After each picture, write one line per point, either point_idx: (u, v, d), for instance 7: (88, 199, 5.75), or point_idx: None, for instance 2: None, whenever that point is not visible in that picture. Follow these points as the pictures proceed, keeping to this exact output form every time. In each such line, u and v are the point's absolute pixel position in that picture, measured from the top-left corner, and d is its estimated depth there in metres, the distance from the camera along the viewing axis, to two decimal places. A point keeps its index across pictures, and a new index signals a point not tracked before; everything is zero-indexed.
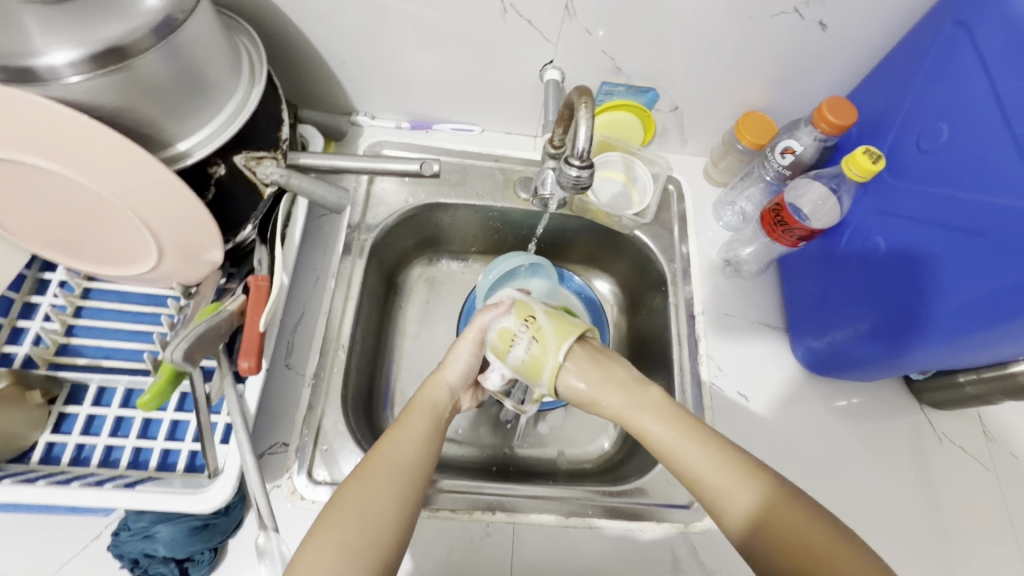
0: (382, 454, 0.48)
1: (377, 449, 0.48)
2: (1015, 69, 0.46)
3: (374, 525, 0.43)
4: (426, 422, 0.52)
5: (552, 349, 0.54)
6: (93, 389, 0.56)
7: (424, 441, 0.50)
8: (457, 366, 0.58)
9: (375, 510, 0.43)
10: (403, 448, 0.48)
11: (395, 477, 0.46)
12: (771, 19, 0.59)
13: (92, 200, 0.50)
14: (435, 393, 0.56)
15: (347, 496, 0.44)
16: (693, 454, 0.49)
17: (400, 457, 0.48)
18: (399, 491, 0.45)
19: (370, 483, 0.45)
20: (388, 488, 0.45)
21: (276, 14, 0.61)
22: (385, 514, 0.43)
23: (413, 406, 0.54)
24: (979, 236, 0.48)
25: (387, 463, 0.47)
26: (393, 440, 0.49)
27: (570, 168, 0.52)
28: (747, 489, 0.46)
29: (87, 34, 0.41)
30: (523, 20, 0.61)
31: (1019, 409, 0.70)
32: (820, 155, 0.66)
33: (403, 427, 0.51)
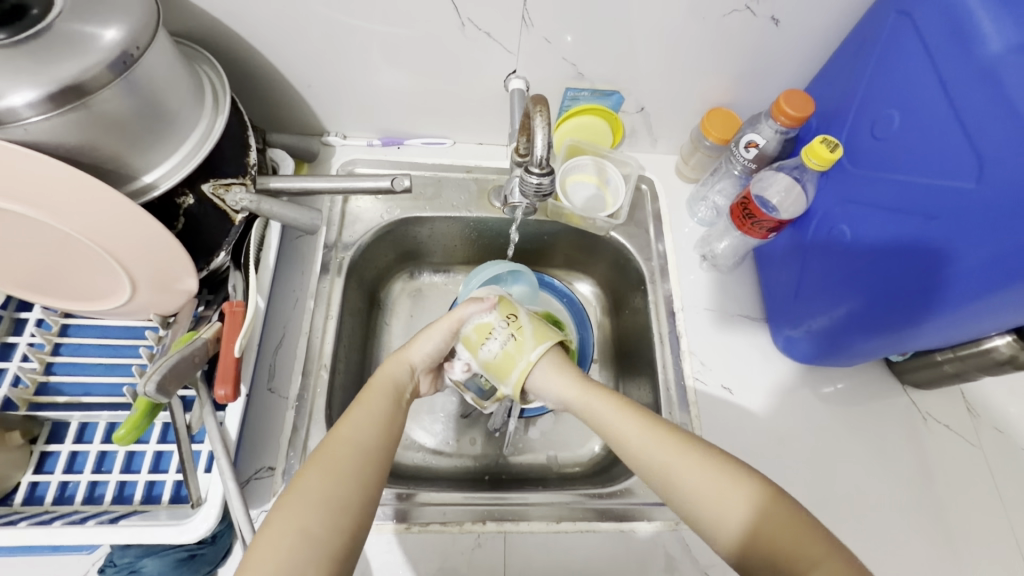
0: (343, 437, 0.48)
1: (336, 430, 0.49)
2: (954, 53, 0.47)
3: (336, 508, 0.43)
4: (386, 401, 0.53)
5: (528, 349, 0.54)
6: (75, 426, 0.56)
7: (383, 421, 0.51)
8: (424, 349, 0.58)
9: (335, 494, 0.44)
10: (364, 430, 0.49)
11: (356, 461, 0.47)
12: (724, 18, 0.60)
13: (61, 238, 0.50)
14: (396, 369, 0.56)
15: (306, 482, 0.44)
16: (653, 449, 0.50)
17: (359, 439, 0.48)
18: (361, 475, 0.46)
19: (331, 467, 0.45)
20: (350, 472, 0.46)
21: (238, 42, 0.62)
22: (346, 499, 0.44)
23: (373, 385, 0.54)
24: (934, 220, 0.48)
25: (347, 446, 0.47)
26: (354, 421, 0.49)
27: (530, 176, 0.55)
28: (732, 495, 0.46)
29: (43, 74, 0.41)
30: (482, 33, 0.62)
31: (1000, 384, 0.71)
32: (783, 147, 0.68)
33: (363, 407, 0.51)
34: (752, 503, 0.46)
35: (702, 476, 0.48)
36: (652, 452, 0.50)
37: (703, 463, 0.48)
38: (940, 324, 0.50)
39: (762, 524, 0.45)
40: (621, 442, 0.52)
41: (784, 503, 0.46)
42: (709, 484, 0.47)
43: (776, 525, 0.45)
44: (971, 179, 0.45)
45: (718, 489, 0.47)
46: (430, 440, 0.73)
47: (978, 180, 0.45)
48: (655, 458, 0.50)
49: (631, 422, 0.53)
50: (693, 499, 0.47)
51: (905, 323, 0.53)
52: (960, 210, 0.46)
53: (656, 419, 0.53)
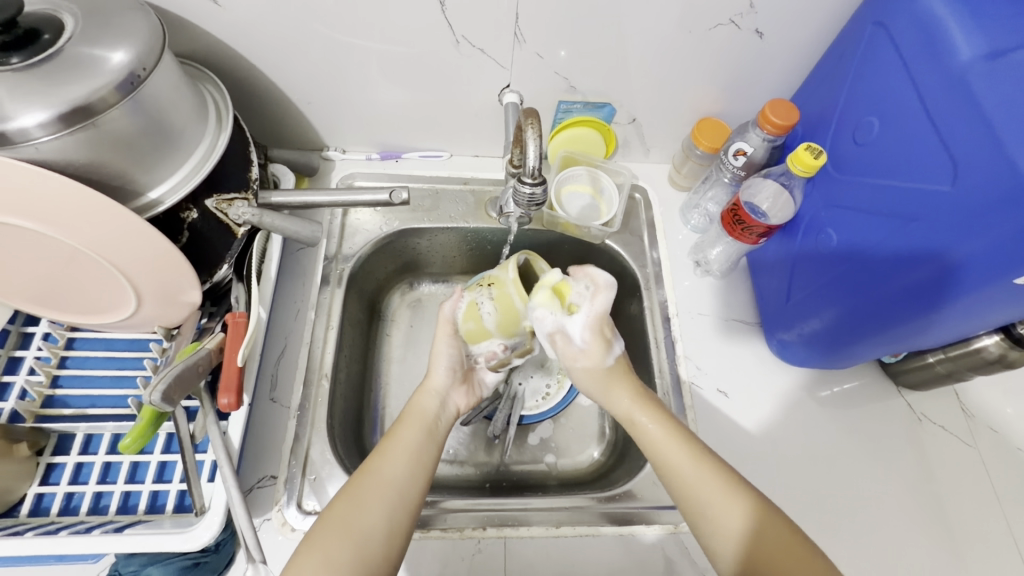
0: (373, 470, 0.50)
1: (370, 462, 0.52)
2: (927, 62, 0.49)
3: (359, 537, 0.46)
4: (419, 433, 0.55)
5: (506, 284, 0.59)
6: (80, 438, 0.57)
7: (415, 454, 0.53)
8: (442, 362, 0.61)
9: (359, 524, 0.46)
10: (396, 464, 0.51)
11: (381, 493, 0.49)
12: (709, 31, 0.62)
13: (69, 253, 0.51)
14: (425, 401, 0.59)
15: (335, 511, 0.47)
16: (667, 440, 0.55)
17: (389, 473, 0.50)
18: (387, 505, 0.48)
19: (359, 497, 0.48)
20: (378, 503, 0.48)
21: (240, 61, 0.64)
22: (370, 528, 0.46)
23: (404, 417, 0.57)
24: (915, 221, 0.49)
25: (377, 479, 0.50)
26: (387, 455, 0.52)
27: (524, 187, 0.57)
28: (720, 495, 0.50)
29: (54, 95, 0.43)
30: (476, 49, 0.64)
31: (994, 384, 0.72)
32: (770, 155, 0.69)
33: (393, 442, 0.53)
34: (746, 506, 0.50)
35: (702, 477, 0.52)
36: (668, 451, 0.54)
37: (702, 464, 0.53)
38: (932, 326, 0.52)
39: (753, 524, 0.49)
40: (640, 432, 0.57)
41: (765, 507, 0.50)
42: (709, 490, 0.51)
43: (767, 529, 0.48)
44: (946, 181, 0.47)
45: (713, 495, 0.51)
46: None
47: (953, 182, 0.46)
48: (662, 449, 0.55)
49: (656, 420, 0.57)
50: (687, 490, 0.52)
51: (896, 328, 0.55)
52: (937, 214, 0.47)
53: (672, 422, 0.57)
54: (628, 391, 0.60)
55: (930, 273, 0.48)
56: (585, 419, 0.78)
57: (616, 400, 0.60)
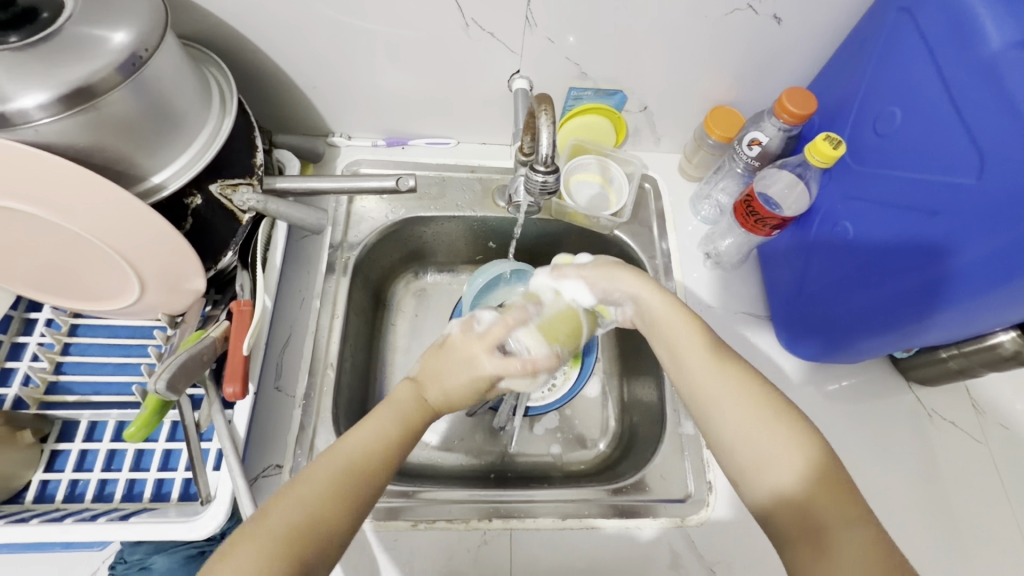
0: (348, 444, 0.46)
1: (345, 437, 0.47)
2: (955, 50, 0.48)
3: (313, 514, 0.42)
4: (401, 414, 0.50)
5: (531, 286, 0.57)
6: (85, 425, 0.57)
7: (388, 438, 0.48)
8: (443, 376, 0.51)
9: (319, 498, 0.42)
10: (367, 438, 0.47)
11: (348, 470, 0.44)
12: (727, 17, 0.60)
13: (71, 238, 0.50)
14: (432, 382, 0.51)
15: (304, 481, 0.43)
16: (708, 370, 0.51)
17: (355, 457, 0.45)
18: (352, 483, 0.44)
19: (326, 469, 0.44)
20: (344, 479, 0.44)
21: (244, 44, 0.62)
22: (326, 505, 0.42)
23: (392, 398, 0.51)
24: (936, 215, 0.48)
25: (347, 455, 0.45)
26: (360, 429, 0.48)
27: (536, 174, 0.56)
28: (751, 426, 0.48)
29: (54, 76, 0.42)
30: (486, 33, 0.62)
31: (1005, 380, 0.71)
32: (786, 145, 0.68)
33: (371, 421, 0.48)
34: (789, 441, 0.47)
35: (747, 420, 0.48)
36: (713, 386, 0.50)
37: (742, 398, 0.49)
38: (942, 321, 0.51)
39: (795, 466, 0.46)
40: (686, 368, 0.52)
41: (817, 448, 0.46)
42: (756, 432, 0.47)
43: (810, 484, 0.44)
44: (971, 175, 0.46)
45: (750, 429, 0.48)
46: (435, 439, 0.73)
47: (979, 176, 0.45)
48: (707, 386, 0.51)
49: (705, 358, 0.52)
50: (721, 424, 0.49)
51: (906, 323, 0.54)
52: (960, 208, 0.46)
53: (729, 361, 0.52)
54: (634, 280, 0.57)
55: (949, 269, 0.48)
56: (591, 411, 0.77)
57: (620, 282, 0.57)
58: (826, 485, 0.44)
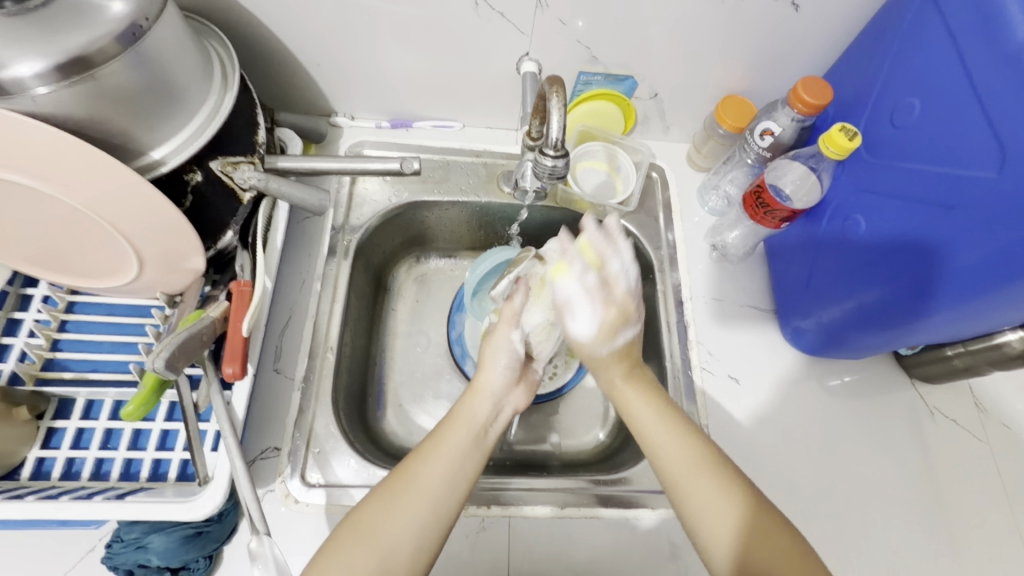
0: (410, 472, 0.48)
1: (406, 464, 0.49)
2: (980, 41, 0.47)
3: (386, 549, 0.44)
4: (463, 438, 0.51)
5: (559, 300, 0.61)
6: (81, 403, 0.56)
7: (456, 462, 0.50)
8: (498, 364, 0.58)
9: (385, 534, 0.45)
10: (433, 469, 0.49)
11: (417, 504, 0.46)
12: (744, 2, 0.59)
13: (68, 213, 0.49)
14: (479, 406, 0.54)
15: (364, 518, 0.46)
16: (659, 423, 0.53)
17: (428, 482, 0.48)
18: (420, 519, 0.46)
19: (388, 505, 0.46)
20: (410, 516, 0.46)
21: (247, 18, 0.60)
22: (397, 542, 0.45)
23: (452, 417, 0.53)
24: (953, 209, 0.48)
25: (415, 487, 0.47)
26: (426, 458, 0.49)
27: (545, 158, 0.54)
28: (719, 503, 0.49)
29: (51, 45, 0.40)
30: (495, 12, 0.61)
31: (1008, 379, 0.71)
32: (799, 136, 0.67)
33: (436, 444, 0.50)
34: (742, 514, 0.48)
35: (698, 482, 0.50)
36: (681, 456, 0.51)
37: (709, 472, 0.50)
38: (949, 318, 0.50)
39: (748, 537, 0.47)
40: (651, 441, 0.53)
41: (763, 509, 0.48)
42: (701, 498, 0.49)
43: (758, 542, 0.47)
44: (991, 168, 0.45)
45: (715, 503, 0.49)
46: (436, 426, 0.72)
47: (999, 170, 0.44)
48: (680, 458, 0.51)
49: (663, 416, 0.54)
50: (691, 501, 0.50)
51: (913, 319, 0.54)
52: (980, 202, 0.46)
53: (685, 425, 0.54)
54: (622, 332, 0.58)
55: (966, 262, 0.47)
56: (591, 401, 0.77)
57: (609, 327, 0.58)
58: (777, 547, 0.47)
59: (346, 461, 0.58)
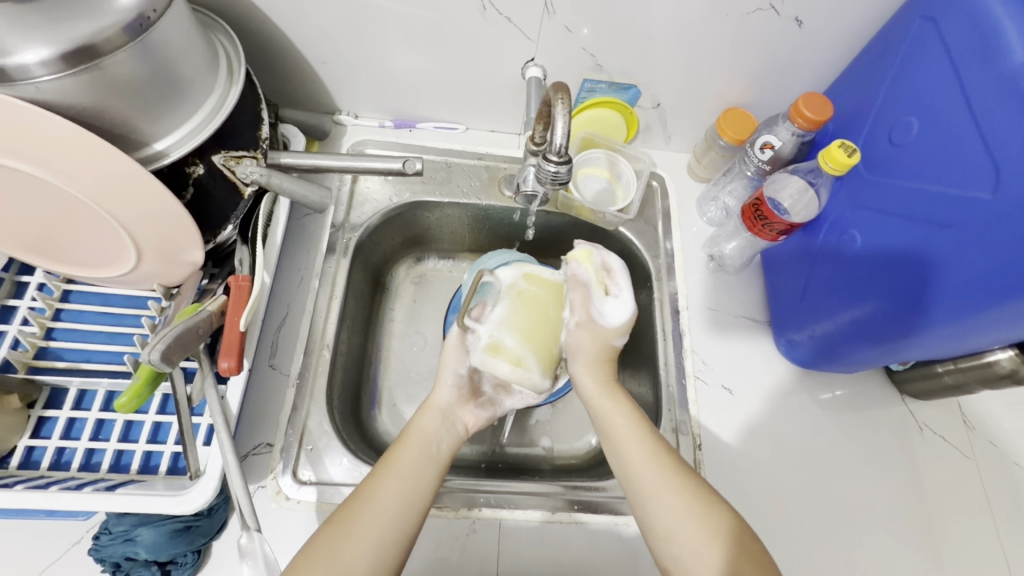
0: (369, 498, 0.48)
1: (361, 487, 0.49)
2: (978, 64, 0.48)
3: (344, 569, 0.44)
4: (417, 458, 0.51)
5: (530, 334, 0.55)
6: (74, 393, 0.56)
7: (414, 480, 0.50)
8: (454, 376, 0.57)
9: (343, 557, 0.44)
10: (392, 492, 0.48)
11: (376, 530, 0.46)
12: (747, 17, 0.60)
13: (68, 201, 0.49)
14: (430, 424, 0.54)
15: (323, 544, 0.45)
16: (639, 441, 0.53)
17: (384, 500, 0.48)
18: (377, 540, 0.46)
19: (348, 528, 0.46)
20: (367, 536, 0.45)
21: (255, 13, 0.60)
22: (354, 565, 0.44)
23: (404, 438, 0.53)
24: (949, 227, 0.49)
25: (371, 508, 0.47)
26: (382, 483, 0.49)
27: (548, 164, 0.54)
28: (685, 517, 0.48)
29: (56, 31, 0.40)
30: (503, 18, 0.61)
31: (997, 397, 0.72)
32: (798, 150, 0.68)
33: (391, 465, 0.50)
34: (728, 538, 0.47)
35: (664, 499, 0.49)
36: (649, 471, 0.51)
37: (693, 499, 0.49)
38: (937, 334, 0.51)
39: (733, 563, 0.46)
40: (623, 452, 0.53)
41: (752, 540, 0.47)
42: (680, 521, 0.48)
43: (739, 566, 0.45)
44: (986, 188, 0.46)
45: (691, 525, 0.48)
46: None
47: (994, 190, 0.45)
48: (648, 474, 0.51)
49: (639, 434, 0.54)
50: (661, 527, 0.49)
51: (903, 336, 0.54)
52: (974, 221, 0.46)
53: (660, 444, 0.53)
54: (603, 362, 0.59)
55: (970, 275, 0.47)
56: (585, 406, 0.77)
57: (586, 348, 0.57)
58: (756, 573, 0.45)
59: (339, 460, 0.58)
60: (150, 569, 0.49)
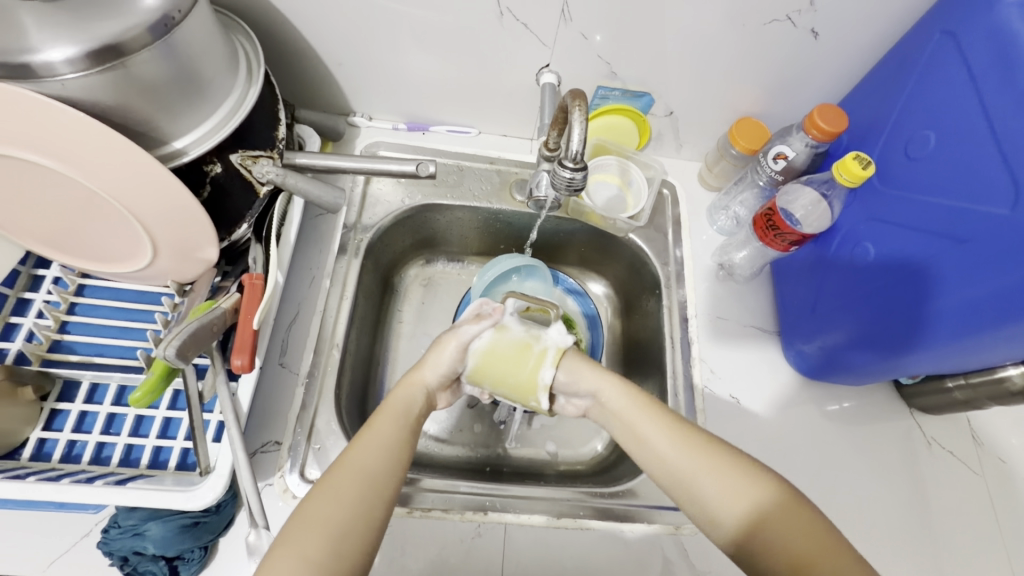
0: (349, 462, 0.46)
1: (343, 455, 0.47)
2: (998, 80, 0.48)
3: (337, 534, 0.42)
4: (396, 425, 0.50)
5: (532, 367, 0.51)
6: (86, 386, 0.56)
7: (394, 445, 0.49)
8: (438, 367, 0.54)
9: (335, 522, 0.43)
10: (371, 452, 0.47)
11: (360, 489, 0.45)
12: (764, 28, 0.60)
13: (86, 196, 0.50)
14: (409, 393, 0.53)
15: (310, 508, 0.43)
16: (650, 421, 0.51)
17: (367, 464, 0.46)
18: (365, 504, 0.44)
19: (336, 494, 0.44)
20: (354, 499, 0.44)
21: (275, 16, 0.61)
22: (346, 529, 0.43)
23: (383, 408, 0.51)
24: (965, 243, 0.49)
25: (356, 473, 0.46)
26: (364, 448, 0.47)
27: (563, 170, 0.54)
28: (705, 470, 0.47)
29: (82, 30, 0.41)
30: (519, 24, 0.61)
31: (1007, 414, 0.71)
32: (812, 161, 0.68)
33: (372, 433, 0.49)
34: (755, 492, 0.45)
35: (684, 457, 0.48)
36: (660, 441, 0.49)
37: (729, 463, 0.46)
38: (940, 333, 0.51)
39: (773, 520, 0.44)
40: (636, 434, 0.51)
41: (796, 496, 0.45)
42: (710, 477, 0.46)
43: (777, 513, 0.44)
44: (1004, 206, 0.46)
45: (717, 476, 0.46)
46: (432, 426, 0.73)
47: (1012, 207, 0.45)
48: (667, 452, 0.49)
49: (651, 416, 0.51)
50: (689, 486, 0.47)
51: (906, 346, 0.55)
52: (991, 238, 0.46)
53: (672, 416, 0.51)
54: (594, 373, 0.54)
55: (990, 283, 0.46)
56: None
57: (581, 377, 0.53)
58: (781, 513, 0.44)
59: None
60: (157, 564, 0.50)
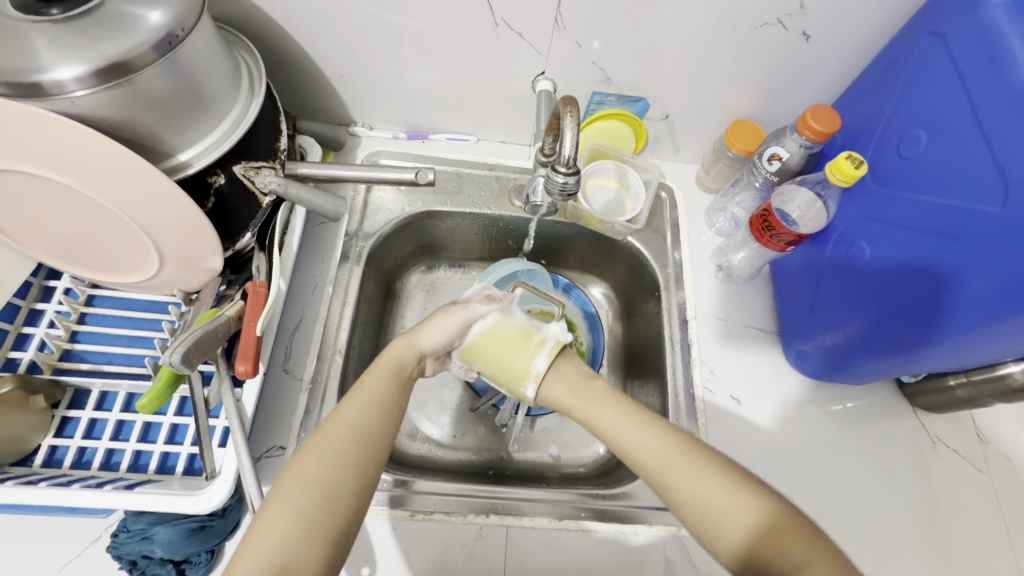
0: (343, 420, 0.47)
1: (336, 411, 0.48)
2: (985, 78, 0.48)
3: (332, 492, 0.43)
4: (388, 384, 0.51)
5: (527, 354, 0.53)
6: (95, 394, 0.58)
7: (385, 405, 0.50)
8: (436, 337, 0.55)
9: (331, 479, 0.44)
10: (364, 413, 0.48)
11: (353, 446, 0.46)
12: (755, 31, 0.61)
13: (95, 209, 0.51)
14: (401, 353, 0.54)
15: (303, 464, 0.44)
16: (638, 417, 0.52)
17: (360, 423, 0.47)
18: (358, 462, 0.45)
19: (330, 451, 0.45)
20: (348, 454, 0.45)
21: (276, 30, 0.63)
22: (342, 485, 0.44)
23: (375, 366, 0.53)
24: (957, 240, 0.49)
25: (347, 430, 0.47)
26: (356, 406, 0.49)
27: (557, 175, 0.55)
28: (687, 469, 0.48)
29: (90, 50, 0.42)
30: (514, 33, 0.63)
31: (1012, 411, 0.71)
32: (807, 162, 0.68)
33: (364, 391, 0.50)
34: (732, 505, 0.45)
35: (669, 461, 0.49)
36: (642, 441, 0.50)
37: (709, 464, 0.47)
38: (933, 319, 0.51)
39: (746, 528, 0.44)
40: (619, 425, 0.52)
41: (794, 519, 0.44)
42: (695, 478, 0.47)
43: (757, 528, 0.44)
44: (995, 202, 0.46)
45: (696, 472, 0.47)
46: (436, 431, 0.74)
47: (1003, 204, 0.45)
48: (651, 447, 0.50)
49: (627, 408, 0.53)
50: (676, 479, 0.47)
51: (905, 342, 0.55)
52: (983, 235, 0.47)
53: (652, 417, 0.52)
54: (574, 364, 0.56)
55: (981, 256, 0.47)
56: None
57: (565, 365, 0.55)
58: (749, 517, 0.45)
59: None
60: (165, 567, 0.51)
